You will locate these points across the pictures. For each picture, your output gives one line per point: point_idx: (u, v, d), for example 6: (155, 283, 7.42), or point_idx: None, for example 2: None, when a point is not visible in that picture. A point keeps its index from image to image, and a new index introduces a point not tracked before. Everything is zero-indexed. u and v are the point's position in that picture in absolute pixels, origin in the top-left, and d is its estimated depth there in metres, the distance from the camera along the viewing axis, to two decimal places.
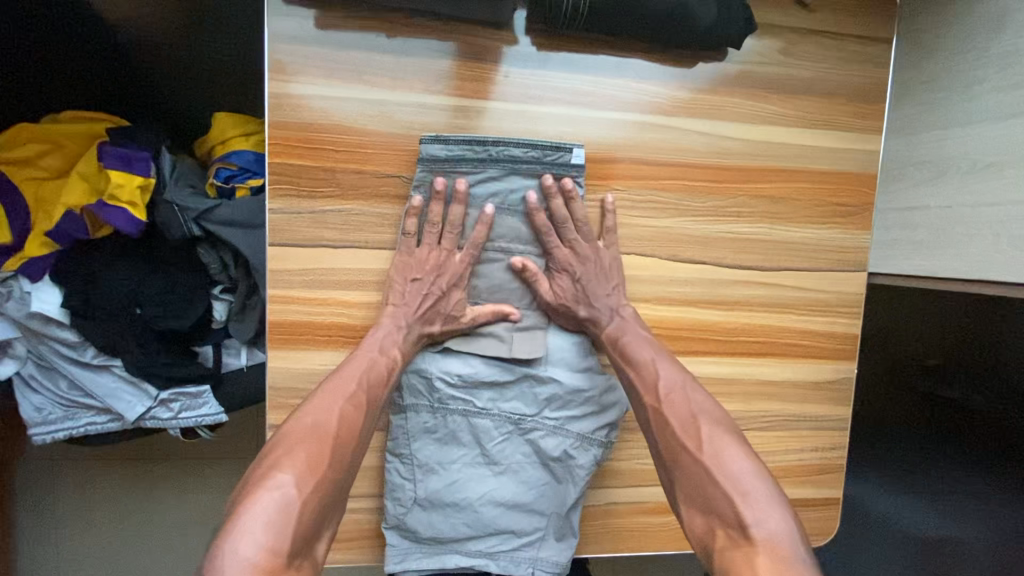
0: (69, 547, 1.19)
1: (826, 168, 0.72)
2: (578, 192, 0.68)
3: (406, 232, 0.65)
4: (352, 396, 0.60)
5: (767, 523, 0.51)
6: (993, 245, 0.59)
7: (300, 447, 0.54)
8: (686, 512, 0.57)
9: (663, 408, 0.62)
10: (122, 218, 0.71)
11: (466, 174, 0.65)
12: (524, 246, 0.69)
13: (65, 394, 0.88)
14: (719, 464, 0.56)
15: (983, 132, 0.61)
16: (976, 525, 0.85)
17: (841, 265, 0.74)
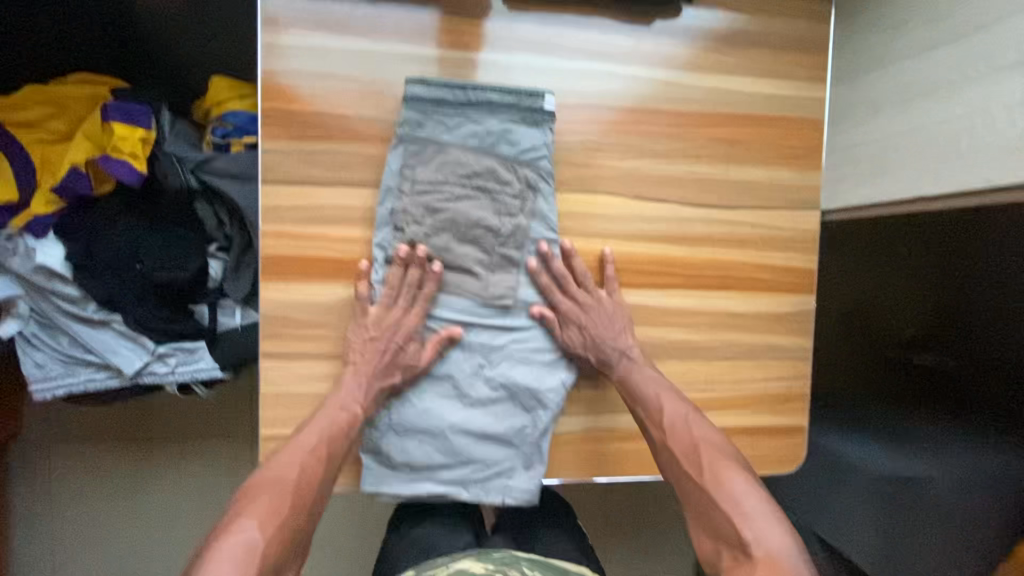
0: (82, 511, 1.33)
1: (776, 113, 0.79)
2: (548, 137, 0.72)
3: (390, 166, 0.70)
4: (313, 448, 0.66)
5: (766, 539, 0.61)
6: (918, 165, 0.66)
7: (262, 498, 0.61)
8: (697, 535, 0.67)
9: (668, 438, 0.71)
10: (125, 169, 0.76)
11: (446, 116, 0.70)
12: (500, 186, 0.72)
13: (67, 350, 0.92)
14: (720, 490, 0.66)
15: (908, 67, 0.67)
16: (945, 468, 0.97)
17: (795, 204, 0.80)
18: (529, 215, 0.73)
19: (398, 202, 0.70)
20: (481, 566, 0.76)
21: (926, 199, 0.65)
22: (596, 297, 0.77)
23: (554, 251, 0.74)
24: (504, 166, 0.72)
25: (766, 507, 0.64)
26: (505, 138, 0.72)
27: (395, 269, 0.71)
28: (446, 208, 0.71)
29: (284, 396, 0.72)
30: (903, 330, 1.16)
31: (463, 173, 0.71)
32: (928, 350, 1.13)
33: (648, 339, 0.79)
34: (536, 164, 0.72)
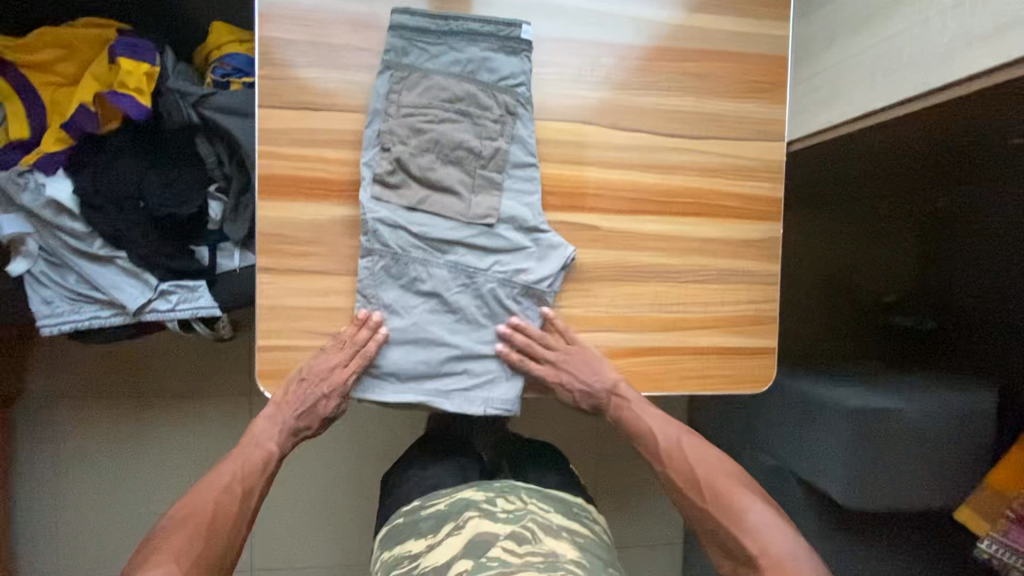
0: (77, 472, 1.33)
1: (742, 49, 0.84)
2: (527, 65, 0.77)
3: (378, 89, 0.75)
4: (226, 484, 0.76)
5: (773, 545, 0.72)
6: (870, 83, 0.72)
7: (175, 534, 0.70)
8: (715, 557, 0.77)
9: (671, 469, 0.81)
10: (131, 103, 0.83)
11: (430, 45, 0.76)
12: (481, 111, 0.77)
13: (73, 287, 0.95)
14: (729, 513, 0.76)
15: None
16: (918, 406, 1.01)
17: (762, 135, 0.85)
18: (509, 138, 0.78)
19: (385, 123, 0.75)
20: (481, 493, 0.85)
21: (879, 112, 0.72)
22: (574, 220, 0.82)
23: (533, 174, 0.80)
24: (485, 92, 0.77)
25: (770, 518, 0.74)
26: (486, 65, 0.77)
27: (383, 187, 0.75)
28: (431, 129, 0.76)
29: (279, 308, 0.76)
30: (884, 297, 1.31)
31: (447, 97, 0.76)
32: (903, 313, 1.29)
33: (623, 261, 0.83)
34: (515, 90, 0.78)
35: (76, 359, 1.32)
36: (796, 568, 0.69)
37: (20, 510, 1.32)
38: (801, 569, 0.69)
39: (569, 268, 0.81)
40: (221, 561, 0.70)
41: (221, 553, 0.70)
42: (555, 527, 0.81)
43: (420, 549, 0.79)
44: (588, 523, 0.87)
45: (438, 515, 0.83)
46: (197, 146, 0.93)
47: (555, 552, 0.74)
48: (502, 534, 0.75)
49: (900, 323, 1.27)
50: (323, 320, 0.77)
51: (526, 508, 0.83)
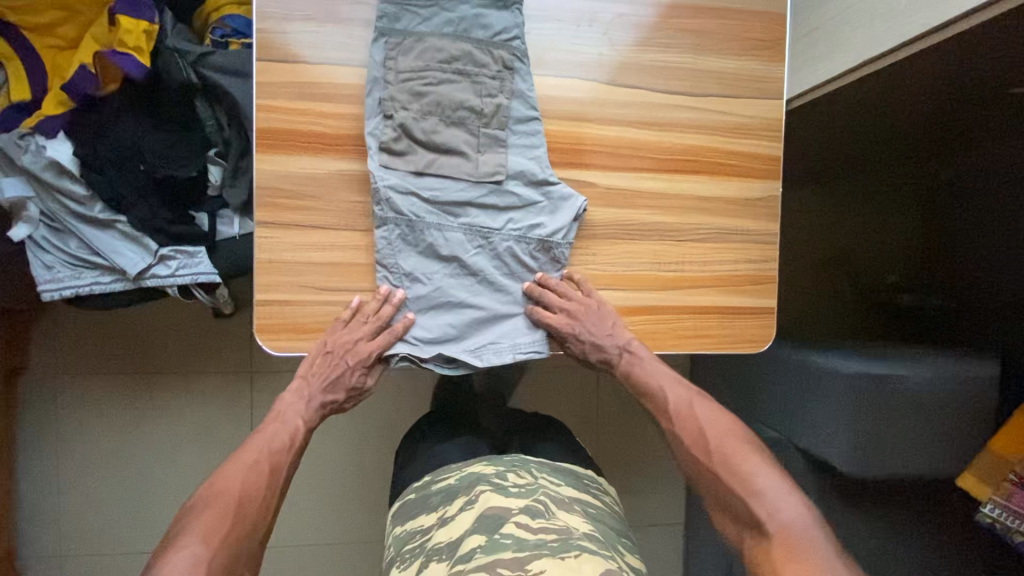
0: (81, 449, 1.34)
1: (741, 5, 0.83)
2: (518, 18, 0.78)
3: (373, 58, 0.75)
4: (254, 463, 0.74)
5: (778, 511, 0.67)
6: (867, 31, 0.73)
7: (205, 513, 0.67)
8: (719, 521, 0.72)
9: (677, 425, 0.80)
10: (132, 62, 0.84)
11: (420, 7, 0.76)
12: (478, 69, 0.77)
13: (74, 253, 0.95)
14: (731, 470, 0.72)
15: None
16: (917, 371, 1.00)
17: (760, 93, 0.85)
18: (508, 94, 0.78)
19: (385, 91, 0.75)
20: (491, 467, 0.83)
21: (876, 61, 0.73)
22: (573, 177, 0.82)
23: (536, 128, 0.80)
24: (480, 50, 0.77)
25: (778, 484, 0.69)
26: (479, 23, 0.77)
27: (390, 155, 0.76)
28: (431, 91, 0.76)
29: (278, 263, 0.77)
30: (887, 278, 1.30)
31: (443, 57, 0.76)
32: (908, 291, 1.27)
33: (622, 218, 0.83)
34: (510, 45, 0.78)
35: (79, 334, 1.33)
36: (804, 537, 0.63)
37: (25, 486, 1.33)
38: (810, 538, 0.64)
39: (581, 219, 0.82)
40: (250, 539, 0.68)
41: (251, 528, 0.68)
42: (568, 500, 0.79)
43: (431, 522, 0.77)
44: (598, 495, 0.86)
45: (447, 489, 0.82)
46: (195, 110, 0.94)
47: (569, 525, 0.72)
48: (514, 509, 0.72)
49: (904, 302, 1.25)
50: (319, 275, 0.78)
51: (537, 482, 0.81)
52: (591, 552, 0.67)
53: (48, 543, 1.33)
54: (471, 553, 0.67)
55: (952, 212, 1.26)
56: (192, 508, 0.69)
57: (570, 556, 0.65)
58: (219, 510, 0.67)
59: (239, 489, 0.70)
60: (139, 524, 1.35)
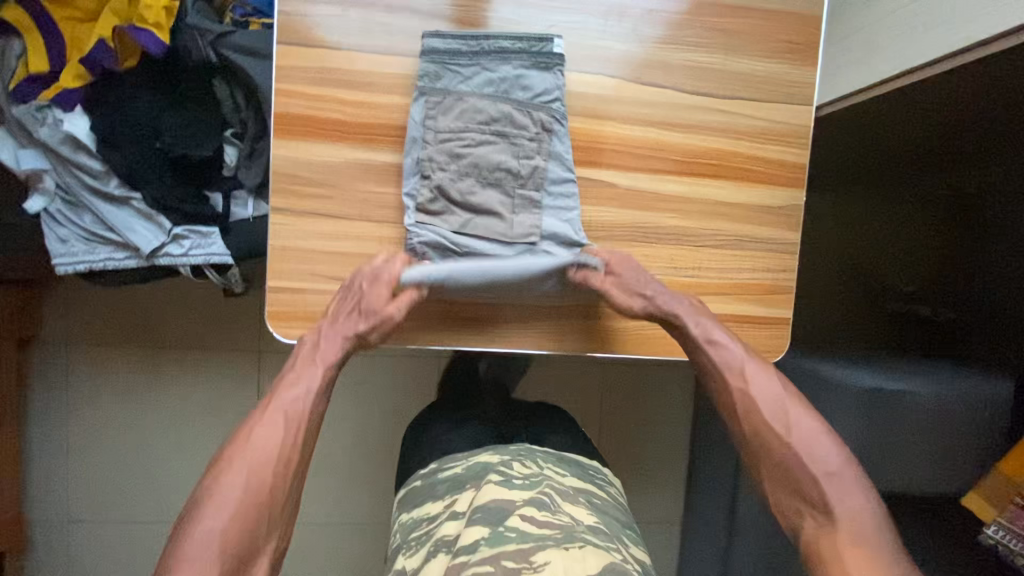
0: (88, 418, 1.35)
1: (775, 6, 0.81)
2: (559, 81, 0.76)
3: (413, 117, 0.75)
4: (282, 414, 0.68)
5: (848, 501, 0.65)
6: (911, 40, 0.71)
7: (232, 476, 0.63)
8: (774, 496, 0.71)
9: (745, 391, 0.75)
10: (150, 39, 0.84)
11: (462, 66, 0.75)
12: (517, 130, 0.76)
13: (88, 227, 0.95)
14: (807, 446, 0.70)
15: None
16: (934, 388, 1.01)
17: (789, 97, 0.82)
18: (545, 155, 0.77)
19: (423, 151, 0.75)
20: (497, 456, 0.83)
21: (918, 70, 0.71)
22: (592, 176, 0.80)
23: (571, 190, 0.79)
24: (520, 111, 0.76)
25: (847, 467, 0.68)
26: (519, 83, 0.75)
27: (427, 215, 0.76)
28: (470, 153, 0.75)
29: (290, 249, 0.76)
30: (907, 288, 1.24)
31: (482, 118, 0.75)
32: (923, 303, 1.21)
33: (641, 221, 0.82)
34: (550, 106, 0.76)
35: (90, 305, 1.33)
36: (869, 526, 0.63)
37: (35, 452, 1.35)
38: (875, 527, 0.63)
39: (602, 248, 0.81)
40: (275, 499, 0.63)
41: (273, 487, 0.64)
42: (571, 491, 0.79)
43: (438, 511, 0.77)
44: (603, 486, 0.86)
45: (454, 478, 0.81)
46: (214, 89, 0.92)
47: (574, 518, 0.73)
48: (518, 501, 0.72)
49: (921, 315, 1.20)
50: (334, 263, 0.77)
51: (542, 473, 0.81)
52: (596, 546, 0.68)
53: (54, 507, 1.36)
54: (475, 544, 0.67)
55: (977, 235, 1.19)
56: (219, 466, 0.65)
57: (574, 546, 0.66)
58: (243, 473, 0.63)
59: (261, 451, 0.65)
60: (141, 492, 1.37)
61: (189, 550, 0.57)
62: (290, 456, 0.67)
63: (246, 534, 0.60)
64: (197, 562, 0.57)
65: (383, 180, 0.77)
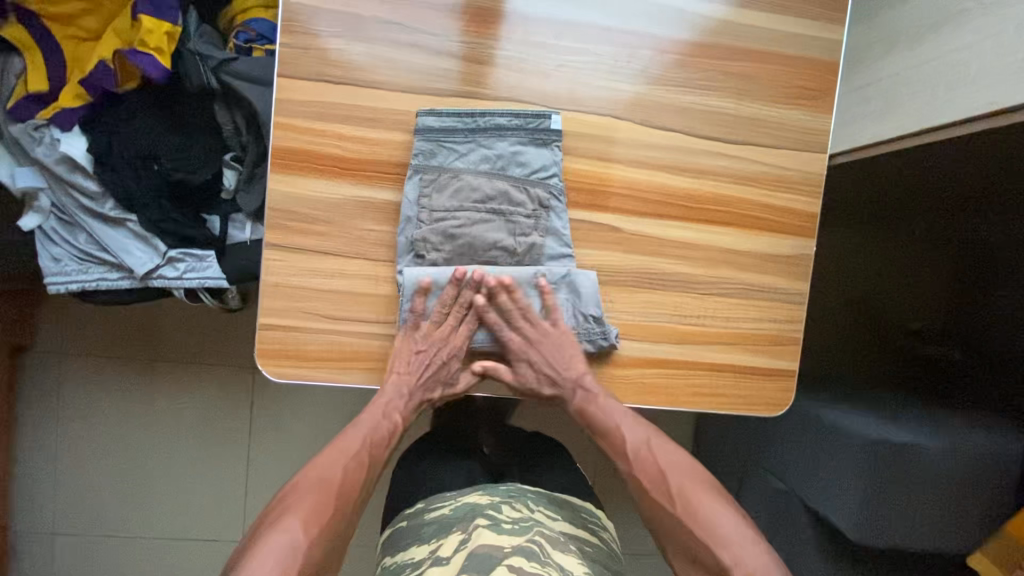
0: (79, 429, 1.34)
1: (790, 51, 0.78)
2: (557, 155, 0.76)
3: (407, 196, 0.73)
4: (355, 453, 0.75)
5: (752, 562, 0.66)
6: (929, 97, 0.69)
7: (311, 495, 0.68)
8: (678, 565, 0.71)
9: (635, 468, 0.77)
10: (150, 63, 0.82)
11: (458, 143, 0.74)
12: (514, 207, 0.75)
13: (82, 247, 0.94)
14: (695, 516, 0.70)
15: (921, 5, 0.70)
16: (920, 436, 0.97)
17: (802, 144, 0.80)
18: (543, 232, 0.76)
19: (417, 231, 0.74)
20: (486, 498, 0.80)
21: (934, 130, 0.69)
22: (595, 220, 0.78)
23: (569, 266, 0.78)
24: (517, 188, 0.75)
25: (745, 533, 0.69)
26: (515, 159, 0.75)
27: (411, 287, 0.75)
28: (465, 233, 0.75)
29: (283, 286, 0.75)
30: (911, 325, 1.23)
31: (478, 197, 0.74)
32: (927, 342, 1.20)
33: (644, 266, 0.79)
34: (547, 182, 0.76)
35: (87, 316, 1.32)
36: None
37: (24, 463, 1.33)
38: None
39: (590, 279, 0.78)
40: (343, 530, 0.67)
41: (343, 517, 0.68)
42: (562, 538, 0.76)
43: (422, 556, 0.74)
44: (596, 531, 0.84)
45: (442, 521, 0.79)
46: (214, 113, 0.91)
47: (563, 569, 0.70)
48: (507, 548, 0.69)
49: (925, 353, 1.18)
50: (327, 301, 0.75)
51: (532, 517, 0.78)
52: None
53: (41, 518, 1.34)
54: None
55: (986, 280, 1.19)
56: (286, 495, 0.69)
57: None
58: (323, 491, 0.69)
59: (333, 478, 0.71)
60: (129, 508, 1.35)
61: (264, 558, 0.60)
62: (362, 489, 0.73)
63: (322, 552, 0.64)
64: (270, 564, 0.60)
65: (380, 218, 0.75)
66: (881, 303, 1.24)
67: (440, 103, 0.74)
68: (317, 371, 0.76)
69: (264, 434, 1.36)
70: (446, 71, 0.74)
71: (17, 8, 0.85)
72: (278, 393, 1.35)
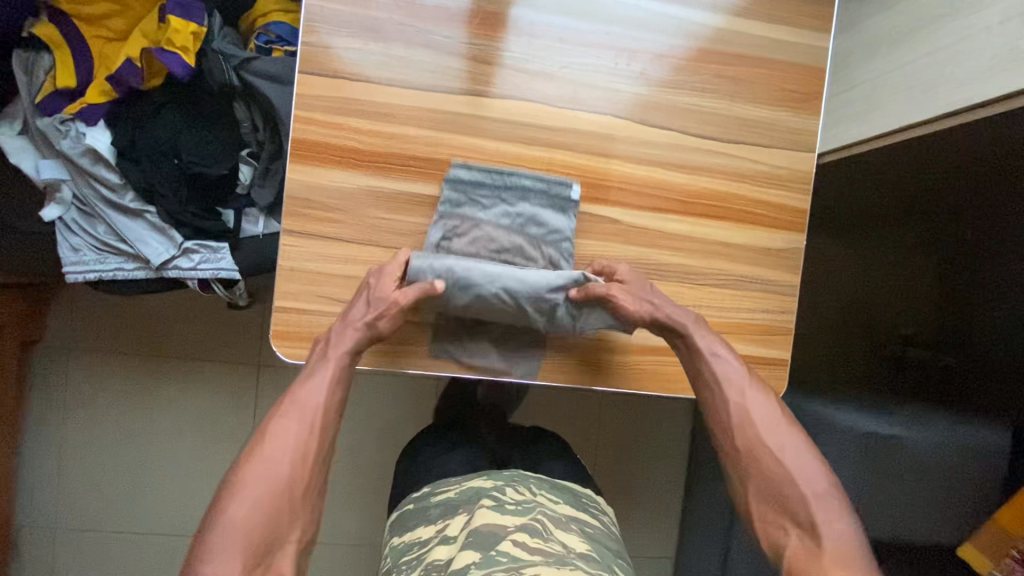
0: (84, 420, 1.35)
1: (780, 57, 0.84)
2: (572, 223, 0.81)
3: (430, 237, 0.79)
4: (300, 409, 0.69)
5: (839, 521, 0.63)
6: (908, 98, 0.74)
7: (255, 472, 0.64)
8: (758, 510, 0.68)
9: (746, 404, 0.73)
10: (176, 61, 0.86)
11: (483, 195, 0.79)
12: (526, 262, 0.80)
13: (101, 237, 0.97)
14: (796, 464, 0.68)
15: (900, 14, 0.76)
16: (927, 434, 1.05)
17: (791, 144, 0.85)
18: None
19: None
20: (490, 481, 0.83)
21: (914, 126, 0.74)
22: (595, 212, 0.82)
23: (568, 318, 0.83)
24: (531, 245, 0.80)
25: (839, 493, 0.66)
26: (532, 217, 0.80)
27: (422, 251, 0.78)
28: None
29: (298, 270, 0.78)
30: (904, 331, 1.16)
31: (494, 248, 0.79)
32: (920, 349, 1.14)
33: (643, 257, 0.83)
34: (559, 245, 0.81)
35: (96, 309, 1.35)
36: (854, 547, 0.61)
37: (28, 454, 1.35)
38: (860, 552, 0.61)
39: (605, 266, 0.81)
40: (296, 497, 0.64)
41: (295, 484, 0.65)
42: (564, 519, 0.79)
43: (430, 535, 0.77)
44: (597, 515, 0.86)
45: (448, 503, 0.81)
46: (234, 110, 0.96)
47: (566, 545, 0.73)
48: (510, 527, 0.72)
49: (919, 360, 1.13)
50: (339, 286, 0.79)
51: (535, 499, 0.81)
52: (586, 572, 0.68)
53: (45, 512, 1.35)
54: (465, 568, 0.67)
55: (984, 285, 1.07)
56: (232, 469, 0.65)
57: (566, 569, 0.67)
58: (270, 463, 0.64)
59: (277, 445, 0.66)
60: (130, 501, 1.36)
61: (217, 543, 0.58)
62: (309, 445, 0.68)
63: (272, 521, 0.61)
64: (224, 550, 0.58)
65: (392, 207, 0.79)
66: (872, 307, 1.20)
67: (451, 101, 0.78)
68: None
69: None
70: (457, 71, 0.78)
71: (49, 8, 0.90)
72: (282, 388, 1.38)
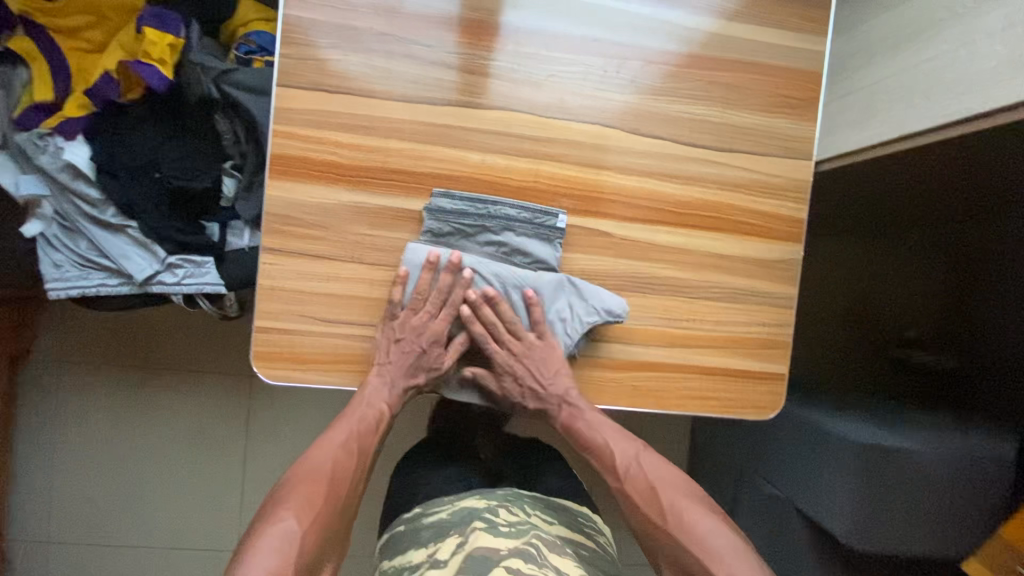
0: (77, 433, 1.34)
1: (774, 62, 0.81)
2: (558, 252, 0.79)
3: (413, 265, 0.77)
4: (344, 444, 0.76)
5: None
6: (906, 105, 0.72)
7: (301, 489, 0.70)
8: None
9: (626, 485, 0.78)
10: (154, 74, 0.84)
11: (468, 226, 0.78)
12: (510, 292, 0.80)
13: (82, 253, 0.95)
14: (692, 533, 0.71)
15: (897, 17, 0.73)
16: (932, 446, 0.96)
17: (787, 152, 0.82)
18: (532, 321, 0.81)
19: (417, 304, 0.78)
20: (484, 502, 0.81)
21: (913, 135, 0.71)
22: (585, 225, 0.80)
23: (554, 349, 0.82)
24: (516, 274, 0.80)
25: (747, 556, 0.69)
26: (517, 248, 0.79)
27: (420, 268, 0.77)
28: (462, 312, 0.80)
29: (279, 289, 0.76)
30: (905, 334, 1.24)
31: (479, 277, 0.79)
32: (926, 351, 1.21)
33: (635, 271, 0.81)
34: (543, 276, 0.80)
35: (86, 322, 1.33)
36: None
37: (20, 468, 1.33)
38: None
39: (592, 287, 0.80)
40: (337, 526, 0.69)
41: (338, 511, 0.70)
42: (559, 542, 0.77)
43: (420, 559, 0.75)
44: (593, 535, 0.84)
45: (439, 525, 0.79)
46: (215, 123, 0.94)
47: (560, 571, 0.70)
48: (503, 550, 0.70)
49: (924, 362, 1.19)
50: (321, 304, 0.76)
51: (529, 521, 0.78)
52: None
53: (39, 526, 1.34)
54: None
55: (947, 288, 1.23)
56: (277, 492, 0.71)
57: None
58: (315, 487, 0.70)
59: (325, 473, 0.72)
60: (125, 513, 1.35)
61: (265, 549, 0.62)
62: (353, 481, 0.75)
63: (318, 541, 0.66)
64: (274, 557, 0.62)
65: (375, 223, 0.77)
66: (879, 310, 1.26)
67: (434, 112, 0.76)
68: (311, 373, 0.77)
69: (261, 440, 1.36)
70: (441, 81, 0.76)
71: (25, 21, 0.88)
72: (275, 399, 1.36)
